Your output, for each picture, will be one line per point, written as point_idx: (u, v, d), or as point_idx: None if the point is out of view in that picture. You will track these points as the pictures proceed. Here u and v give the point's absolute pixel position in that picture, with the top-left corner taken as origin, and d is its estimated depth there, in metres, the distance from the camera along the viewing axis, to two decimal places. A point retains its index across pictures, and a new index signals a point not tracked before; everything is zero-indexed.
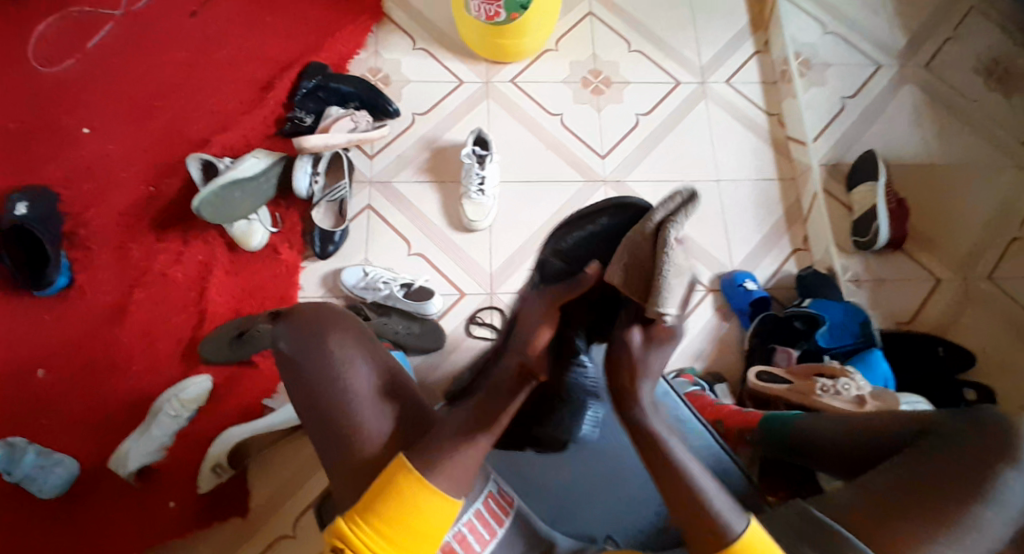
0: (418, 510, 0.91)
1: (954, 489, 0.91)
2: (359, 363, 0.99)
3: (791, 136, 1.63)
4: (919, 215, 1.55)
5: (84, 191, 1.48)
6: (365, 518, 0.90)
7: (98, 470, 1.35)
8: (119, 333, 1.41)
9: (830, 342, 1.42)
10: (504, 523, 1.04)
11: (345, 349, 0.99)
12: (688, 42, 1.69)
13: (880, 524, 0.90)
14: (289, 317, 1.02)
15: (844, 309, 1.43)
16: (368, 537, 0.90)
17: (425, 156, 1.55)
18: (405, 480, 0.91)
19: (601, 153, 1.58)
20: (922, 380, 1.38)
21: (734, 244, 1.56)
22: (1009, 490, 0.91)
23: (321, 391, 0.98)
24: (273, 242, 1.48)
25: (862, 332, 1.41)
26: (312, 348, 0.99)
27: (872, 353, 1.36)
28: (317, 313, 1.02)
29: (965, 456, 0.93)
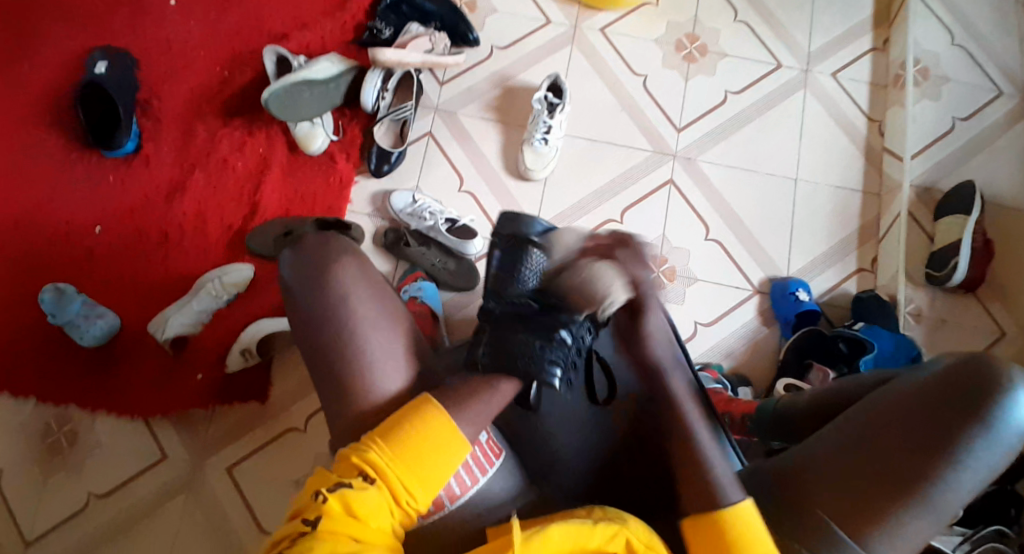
0: (444, 449, 0.91)
1: (917, 440, 0.85)
2: (361, 296, 1.02)
3: (887, 148, 1.51)
4: (1002, 261, 1.44)
5: (164, 64, 1.52)
6: (392, 446, 0.89)
7: (136, 333, 1.43)
8: (174, 208, 1.46)
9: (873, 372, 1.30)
10: (487, 471, 1.00)
11: (350, 280, 1.02)
12: (800, 25, 1.57)
13: (835, 486, 0.88)
14: (298, 245, 1.06)
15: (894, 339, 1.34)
16: (394, 465, 0.88)
17: (495, 94, 1.52)
18: (435, 417, 0.92)
19: (678, 125, 1.51)
20: None
21: (795, 250, 1.48)
22: (979, 441, 0.84)
23: (321, 323, 1.00)
24: (333, 149, 1.49)
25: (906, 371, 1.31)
26: (316, 280, 1.02)
27: None
28: (326, 244, 1.05)
29: (931, 400, 0.86)
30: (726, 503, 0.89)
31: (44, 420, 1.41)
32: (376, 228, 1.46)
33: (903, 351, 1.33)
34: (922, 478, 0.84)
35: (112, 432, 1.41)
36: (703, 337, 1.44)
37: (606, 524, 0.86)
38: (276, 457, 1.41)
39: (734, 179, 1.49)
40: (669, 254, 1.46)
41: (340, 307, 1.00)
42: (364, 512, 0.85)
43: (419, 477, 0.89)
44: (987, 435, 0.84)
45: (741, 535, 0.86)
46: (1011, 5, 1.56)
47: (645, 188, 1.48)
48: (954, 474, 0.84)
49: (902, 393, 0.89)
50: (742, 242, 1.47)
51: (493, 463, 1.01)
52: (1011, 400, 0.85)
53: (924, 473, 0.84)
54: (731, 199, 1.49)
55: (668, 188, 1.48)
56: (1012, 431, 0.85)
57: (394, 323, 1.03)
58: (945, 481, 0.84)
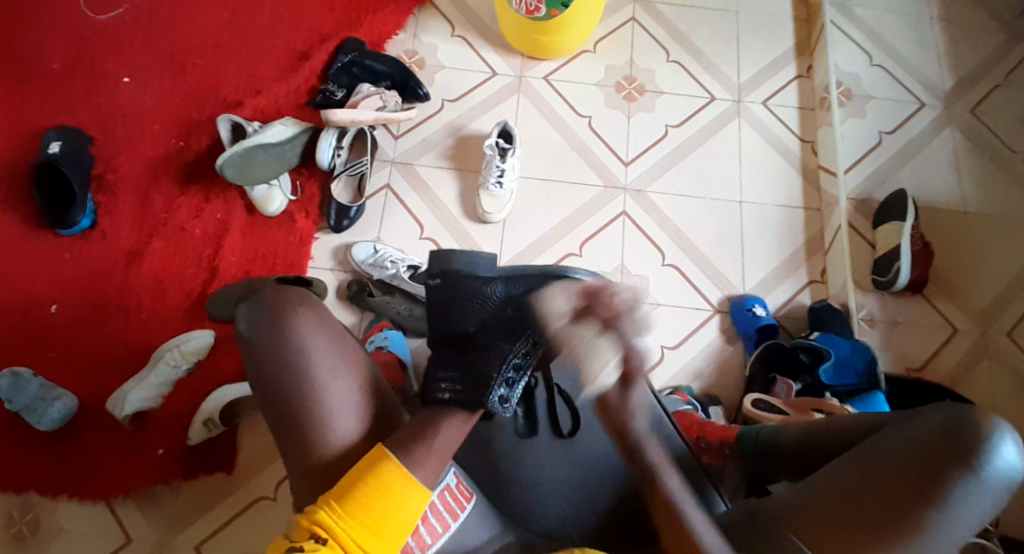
0: (396, 498, 0.93)
1: (907, 489, 0.92)
2: (322, 344, 1.00)
3: (822, 165, 1.59)
4: (943, 260, 1.51)
5: (117, 139, 1.53)
6: (345, 506, 0.91)
7: (97, 410, 1.39)
8: (132, 280, 1.45)
9: (833, 379, 1.35)
10: (458, 517, 1.05)
11: (307, 329, 1.00)
12: (730, 60, 1.67)
13: (831, 527, 0.95)
14: (254, 297, 1.04)
15: (852, 345, 1.38)
16: (345, 522, 0.90)
17: (449, 143, 1.57)
18: (390, 469, 0.93)
19: (625, 159, 1.58)
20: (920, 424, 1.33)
21: (748, 268, 1.53)
22: (968, 491, 0.91)
23: (283, 366, 0.99)
24: (291, 209, 1.50)
25: (865, 372, 1.34)
26: (270, 329, 1.00)
27: (873, 396, 1.29)
28: (283, 293, 1.04)
29: (923, 454, 0.93)
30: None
31: (8, 508, 1.36)
32: (339, 282, 1.47)
33: (861, 355, 1.36)
34: (911, 523, 0.91)
35: (77, 516, 1.36)
36: (670, 360, 1.46)
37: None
38: (249, 527, 1.37)
39: (685, 205, 1.55)
40: (629, 281, 1.50)
41: (299, 355, 0.99)
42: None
43: (375, 531, 0.91)
44: (976, 485, 0.92)
45: None
46: (921, 26, 1.69)
47: (600, 221, 1.53)
48: (943, 523, 0.91)
49: (899, 448, 0.95)
50: (698, 264, 1.52)
51: (465, 505, 1.06)
52: (998, 450, 0.92)
53: (920, 518, 0.91)
54: (682, 225, 1.54)
55: (623, 219, 1.53)
56: (1002, 481, 0.92)
57: (353, 367, 1.01)
58: (935, 531, 0.92)
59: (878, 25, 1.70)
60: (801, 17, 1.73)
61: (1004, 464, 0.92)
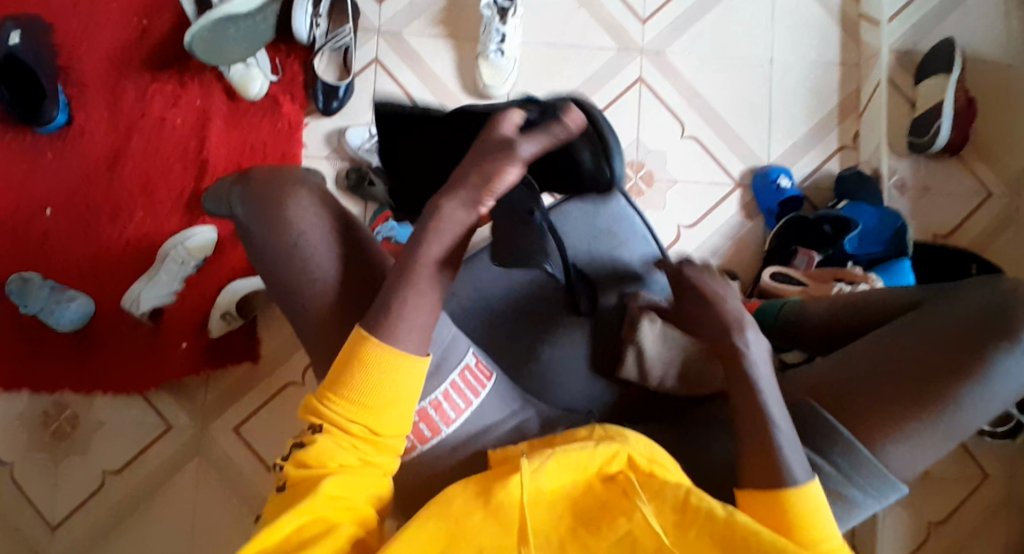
0: (391, 380, 0.79)
1: (947, 359, 0.85)
2: (315, 225, 0.90)
3: (863, 14, 1.42)
4: (983, 118, 1.40)
5: (76, 22, 1.39)
6: (338, 393, 0.80)
7: (111, 313, 1.40)
8: (120, 180, 1.38)
9: (857, 247, 1.30)
10: (480, 393, 0.94)
11: (301, 211, 0.90)
12: None
13: (860, 400, 0.87)
14: (245, 178, 0.94)
15: (879, 214, 1.30)
16: (341, 409, 0.79)
17: (439, 7, 1.41)
18: (374, 353, 0.79)
19: (642, 17, 1.41)
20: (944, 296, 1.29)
21: (774, 135, 1.41)
22: (1008, 364, 0.84)
23: (277, 274, 0.90)
24: (275, 92, 1.39)
25: (893, 240, 1.28)
26: (265, 211, 0.90)
27: (899, 264, 1.24)
28: (278, 174, 0.93)
29: (964, 325, 0.87)
30: (794, 481, 0.80)
31: (42, 407, 1.41)
32: (337, 171, 1.39)
33: (888, 223, 1.29)
34: (946, 395, 0.84)
35: (113, 408, 1.42)
36: (688, 239, 1.39)
37: (605, 445, 0.81)
38: (281, 411, 1.43)
39: (708, 67, 1.41)
40: (645, 158, 1.40)
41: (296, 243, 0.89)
42: (322, 462, 0.78)
43: (377, 414, 0.79)
44: (1018, 358, 0.85)
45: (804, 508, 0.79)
46: None
47: (613, 91, 1.39)
48: (976, 392, 0.84)
49: (940, 316, 0.89)
50: (720, 135, 1.40)
51: (487, 382, 0.95)
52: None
53: (955, 390, 0.84)
54: (704, 90, 1.40)
55: (639, 87, 1.40)
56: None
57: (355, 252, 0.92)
58: (970, 405, 0.84)
59: None
60: None
61: None
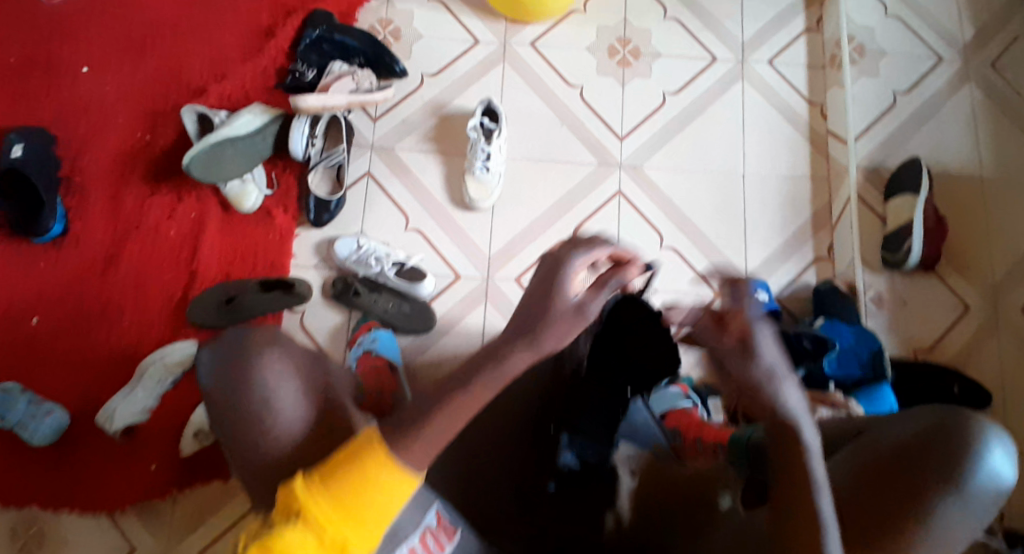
0: (376, 491, 0.75)
1: (897, 493, 0.81)
2: (290, 388, 0.84)
3: (832, 131, 1.47)
4: (954, 232, 1.41)
5: (82, 136, 1.44)
6: (326, 486, 0.74)
7: (88, 423, 1.36)
8: (111, 288, 1.40)
9: (836, 369, 1.27)
10: None
11: (273, 372, 0.84)
12: (732, 14, 1.53)
13: None
14: (216, 341, 0.89)
15: (856, 335, 1.28)
16: (324, 506, 0.74)
17: (431, 123, 1.47)
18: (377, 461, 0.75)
19: (620, 133, 1.48)
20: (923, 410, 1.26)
21: (750, 245, 1.43)
22: (952, 506, 0.79)
23: (242, 421, 0.83)
24: (268, 204, 1.43)
25: (871, 363, 1.26)
26: (235, 376, 0.84)
27: (880, 388, 1.22)
28: (250, 335, 0.88)
29: (906, 460, 0.83)
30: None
31: (9, 522, 1.33)
32: (323, 280, 1.41)
33: (865, 346, 1.27)
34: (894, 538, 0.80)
35: (80, 526, 1.33)
36: None
37: None
38: None
39: (683, 181, 1.46)
40: None
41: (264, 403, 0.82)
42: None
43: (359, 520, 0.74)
44: (961, 499, 0.80)
45: None
46: None
47: (595, 202, 1.45)
48: (926, 539, 0.80)
49: (885, 445, 0.86)
50: (697, 245, 1.43)
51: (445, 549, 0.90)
52: (987, 451, 0.82)
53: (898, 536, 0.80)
54: (682, 202, 1.45)
55: (618, 200, 1.45)
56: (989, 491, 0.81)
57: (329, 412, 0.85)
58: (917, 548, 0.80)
59: None
60: None
61: (990, 473, 0.81)
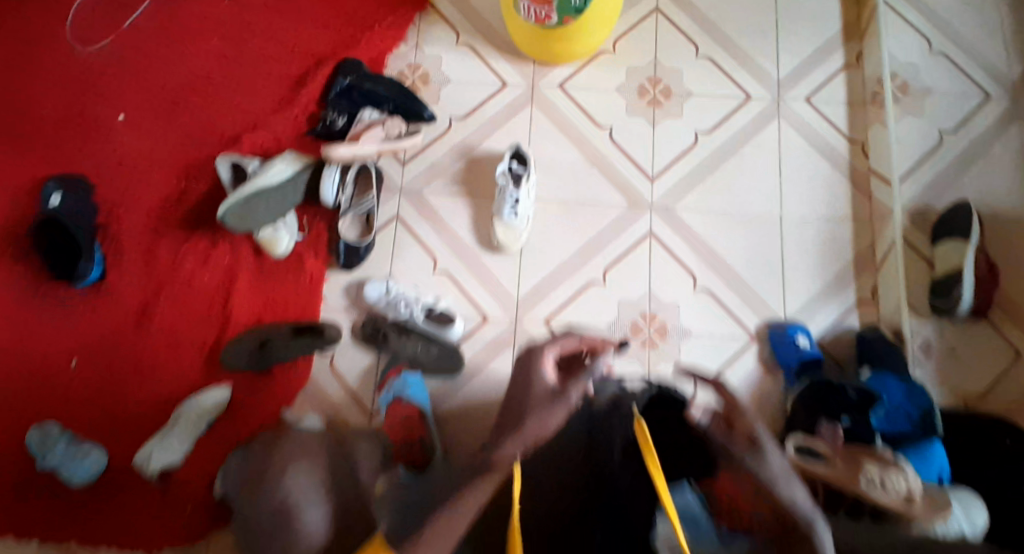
0: None
1: None
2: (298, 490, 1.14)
3: (873, 168, 1.42)
4: (1009, 279, 1.32)
5: (121, 186, 1.46)
6: None
7: (120, 470, 1.35)
8: (145, 336, 1.40)
9: (883, 425, 1.21)
10: None
11: (291, 477, 1.16)
12: (766, 52, 1.50)
13: None
14: (246, 451, 1.23)
15: (906, 390, 1.22)
16: None
17: (459, 166, 1.47)
18: None
19: (651, 175, 1.45)
20: (978, 463, 1.17)
21: (789, 288, 1.39)
22: None
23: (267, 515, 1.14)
24: (300, 250, 1.43)
25: (921, 420, 1.20)
26: (255, 483, 1.18)
27: (931, 447, 1.15)
28: (283, 429, 1.25)
29: None
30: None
31: None
32: (352, 322, 1.41)
33: (916, 402, 1.21)
34: None
35: None
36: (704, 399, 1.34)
37: None
38: None
39: (717, 223, 1.42)
40: (658, 310, 1.39)
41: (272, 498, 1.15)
42: None
43: None
44: None
45: None
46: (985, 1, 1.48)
47: (626, 244, 1.42)
48: None
49: None
50: (733, 288, 1.39)
51: None
52: None
53: None
54: (717, 244, 1.42)
55: (650, 242, 1.42)
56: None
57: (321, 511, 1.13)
58: None
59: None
60: None
61: None
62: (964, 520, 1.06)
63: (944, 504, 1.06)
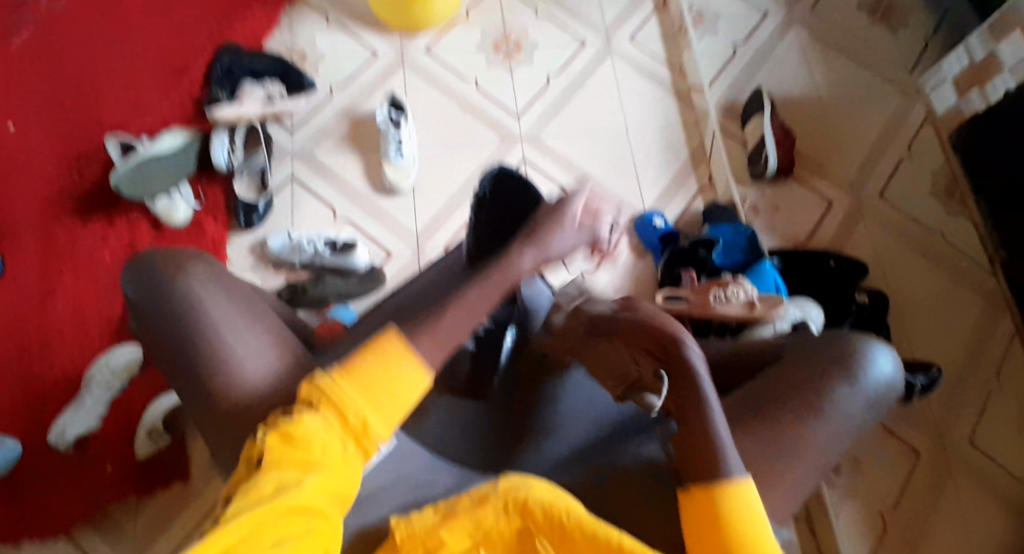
0: (390, 382, 0.80)
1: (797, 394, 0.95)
2: (214, 305, 0.86)
3: (692, 85, 1.69)
4: (805, 141, 1.65)
5: (9, 183, 1.49)
6: (349, 375, 0.79)
7: (36, 451, 1.35)
8: (50, 319, 1.43)
9: (724, 260, 1.45)
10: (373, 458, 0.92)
11: (202, 288, 0.87)
12: (591, 5, 1.77)
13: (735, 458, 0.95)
14: (132, 262, 0.90)
15: (733, 228, 1.47)
16: (346, 393, 0.78)
17: (345, 126, 1.62)
18: (390, 356, 0.81)
19: (516, 111, 1.66)
20: (812, 284, 1.45)
21: (645, 186, 1.61)
22: (845, 395, 0.94)
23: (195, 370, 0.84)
24: (199, 217, 1.51)
25: (749, 247, 1.44)
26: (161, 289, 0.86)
27: (760, 265, 1.39)
28: (170, 250, 0.90)
29: (811, 366, 0.97)
30: (734, 477, 0.83)
31: None
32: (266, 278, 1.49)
33: (743, 235, 1.45)
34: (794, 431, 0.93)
35: None
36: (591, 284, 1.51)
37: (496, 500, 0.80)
38: None
39: (577, 143, 1.64)
40: None
41: (191, 313, 0.85)
42: (304, 438, 0.75)
43: (377, 408, 0.79)
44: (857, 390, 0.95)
45: (734, 513, 0.81)
46: None
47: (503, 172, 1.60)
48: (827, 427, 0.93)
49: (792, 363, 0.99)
50: (599, 193, 1.60)
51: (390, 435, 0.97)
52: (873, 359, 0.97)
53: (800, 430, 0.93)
54: (579, 161, 1.62)
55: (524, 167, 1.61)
56: (887, 393, 0.96)
57: (245, 307, 0.89)
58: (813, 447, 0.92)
59: None
60: None
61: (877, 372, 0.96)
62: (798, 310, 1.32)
63: (779, 302, 1.31)
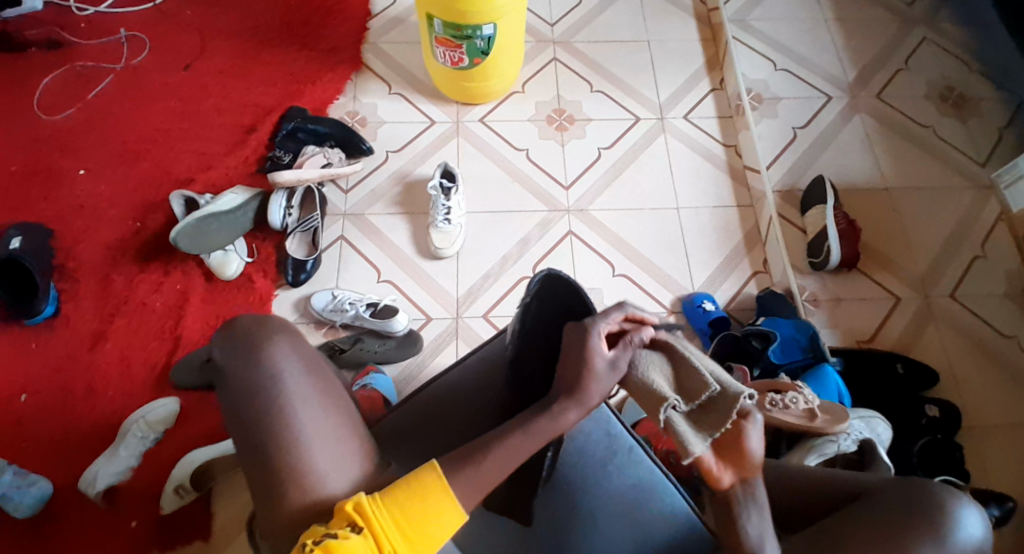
0: (426, 517, 0.84)
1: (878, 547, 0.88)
2: (291, 380, 0.93)
3: (747, 165, 1.67)
4: (870, 233, 1.58)
5: (78, 230, 1.57)
6: (387, 500, 0.85)
7: (68, 493, 1.36)
8: (98, 361, 1.46)
9: (782, 358, 1.37)
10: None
11: (280, 365, 0.93)
12: (648, 83, 1.78)
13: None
14: (229, 325, 0.98)
15: (793, 324, 1.40)
16: (384, 522, 0.83)
17: (397, 190, 1.64)
18: (431, 485, 0.85)
19: (565, 184, 1.66)
20: (877, 391, 1.36)
21: (693, 265, 1.57)
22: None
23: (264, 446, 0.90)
24: (249, 271, 1.55)
25: (810, 346, 1.37)
26: (249, 357, 0.93)
27: (822, 368, 1.31)
28: (265, 323, 0.97)
29: (888, 518, 0.90)
30: None
31: None
32: (305, 332, 1.50)
33: (803, 332, 1.39)
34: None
35: None
36: None
37: None
38: None
39: (626, 218, 1.62)
40: None
41: (270, 386, 0.92)
42: None
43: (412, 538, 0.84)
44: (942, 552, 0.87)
45: None
46: (818, 30, 1.84)
47: (548, 244, 1.59)
48: None
49: (872, 510, 0.92)
50: (645, 270, 1.57)
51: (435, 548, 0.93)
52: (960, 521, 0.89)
53: None
54: (627, 236, 1.60)
55: (570, 239, 1.60)
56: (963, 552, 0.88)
57: (328, 395, 0.94)
58: None
59: (777, 32, 1.83)
60: (708, 37, 1.85)
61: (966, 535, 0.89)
62: (867, 427, 1.21)
63: (845, 418, 1.16)
